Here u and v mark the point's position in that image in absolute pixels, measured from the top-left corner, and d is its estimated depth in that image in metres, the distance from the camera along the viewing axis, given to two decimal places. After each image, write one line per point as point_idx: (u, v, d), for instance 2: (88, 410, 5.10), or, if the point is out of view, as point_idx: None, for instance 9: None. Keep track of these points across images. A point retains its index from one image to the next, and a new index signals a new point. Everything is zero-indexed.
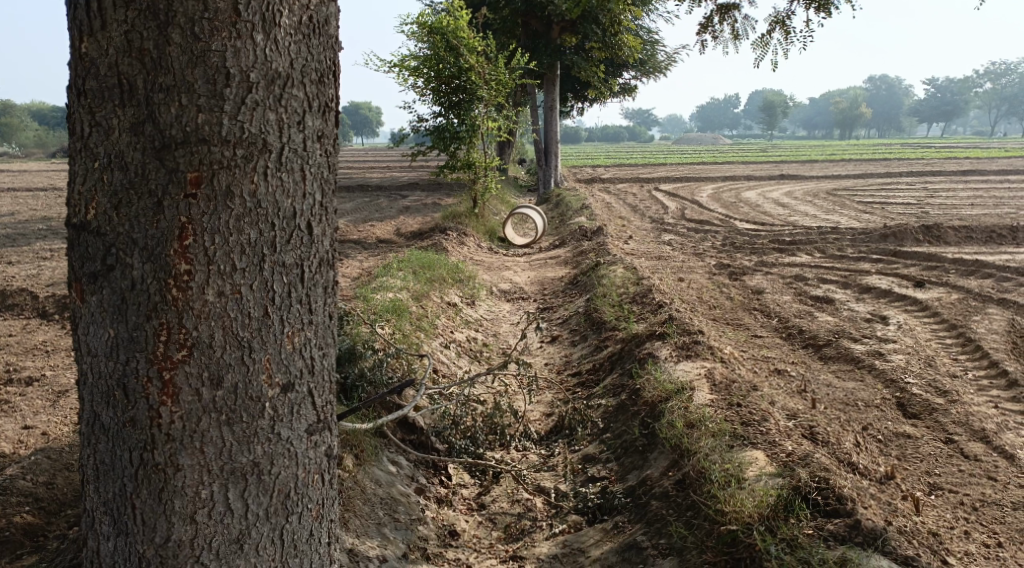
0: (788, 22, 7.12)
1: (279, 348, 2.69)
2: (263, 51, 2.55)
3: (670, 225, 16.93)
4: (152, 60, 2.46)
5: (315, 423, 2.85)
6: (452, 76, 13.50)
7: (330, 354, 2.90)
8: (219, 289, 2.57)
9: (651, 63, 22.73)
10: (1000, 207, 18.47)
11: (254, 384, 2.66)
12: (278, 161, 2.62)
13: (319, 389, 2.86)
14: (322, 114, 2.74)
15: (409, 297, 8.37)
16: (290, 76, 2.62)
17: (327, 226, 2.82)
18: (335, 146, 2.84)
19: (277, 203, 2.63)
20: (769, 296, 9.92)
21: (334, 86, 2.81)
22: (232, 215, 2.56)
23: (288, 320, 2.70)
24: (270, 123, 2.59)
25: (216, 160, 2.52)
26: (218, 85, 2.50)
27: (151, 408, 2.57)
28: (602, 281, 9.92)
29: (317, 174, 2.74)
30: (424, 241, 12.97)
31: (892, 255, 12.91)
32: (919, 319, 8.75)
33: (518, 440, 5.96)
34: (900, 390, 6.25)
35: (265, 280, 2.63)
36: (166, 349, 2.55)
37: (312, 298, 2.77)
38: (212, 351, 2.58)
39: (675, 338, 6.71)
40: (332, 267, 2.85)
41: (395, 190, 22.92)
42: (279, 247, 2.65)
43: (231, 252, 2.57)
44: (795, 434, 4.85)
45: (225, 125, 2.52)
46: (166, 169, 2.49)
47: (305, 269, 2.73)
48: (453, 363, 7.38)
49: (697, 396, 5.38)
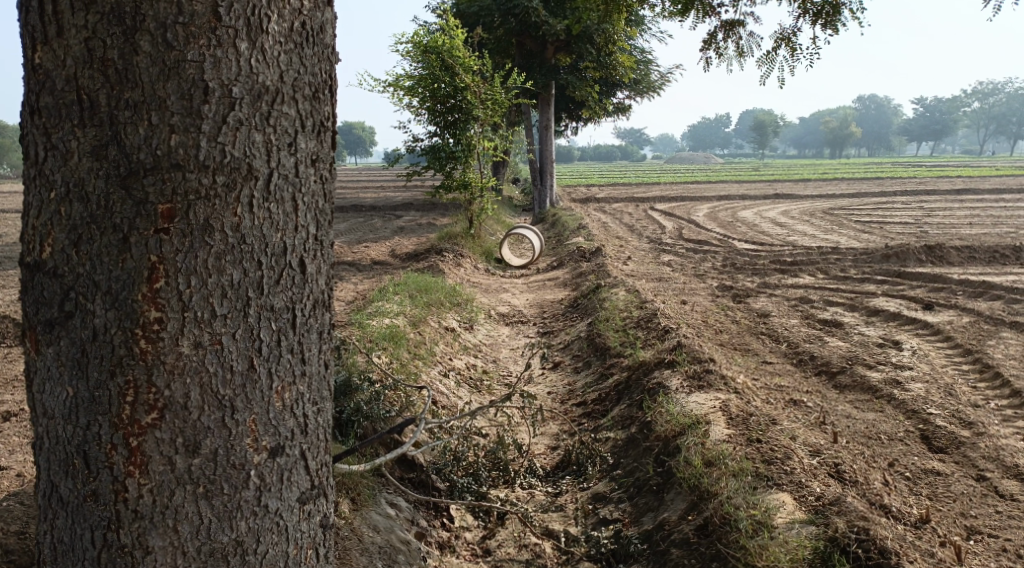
0: (795, 40, 6.90)
1: (266, 407, 2.39)
2: (248, 62, 2.26)
3: (669, 245, 16.70)
4: (117, 72, 2.16)
5: (308, 490, 2.57)
6: (448, 95, 13.27)
7: (325, 410, 2.62)
8: (195, 340, 2.26)
9: (646, 82, 22.56)
10: (1000, 227, 18.27)
11: (237, 447, 2.35)
12: (265, 189, 2.33)
13: (312, 449, 2.56)
14: (317, 135, 2.45)
15: (406, 322, 8.07)
16: (280, 91, 2.33)
17: (322, 263, 2.53)
18: (332, 170, 2.56)
19: (264, 237, 2.33)
20: (776, 320, 9.64)
21: (330, 103, 2.52)
22: (210, 253, 2.26)
23: (277, 373, 2.41)
24: (256, 145, 2.30)
25: (192, 188, 2.23)
26: (195, 101, 2.21)
27: (115, 480, 2.27)
28: (604, 304, 9.63)
29: (310, 203, 2.45)
30: (419, 263, 12.67)
31: (897, 276, 12.66)
32: (933, 344, 8.47)
33: (522, 477, 5.64)
34: (922, 422, 5.95)
35: (250, 328, 2.33)
36: (133, 412, 2.25)
37: (305, 346, 2.48)
38: (187, 413, 2.28)
39: (685, 366, 6.40)
40: (327, 309, 2.57)
41: (390, 210, 22.68)
42: (267, 288, 2.35)
43: (210, 296, 2.27)
44: (820, 473, 4.57)
45: (203, 148, 2.23)
46: (133, 201, 2.19)
47: (296, 313, 2.43)
48: (453, 393, 7.04)
49: (713, 430, 5.07)
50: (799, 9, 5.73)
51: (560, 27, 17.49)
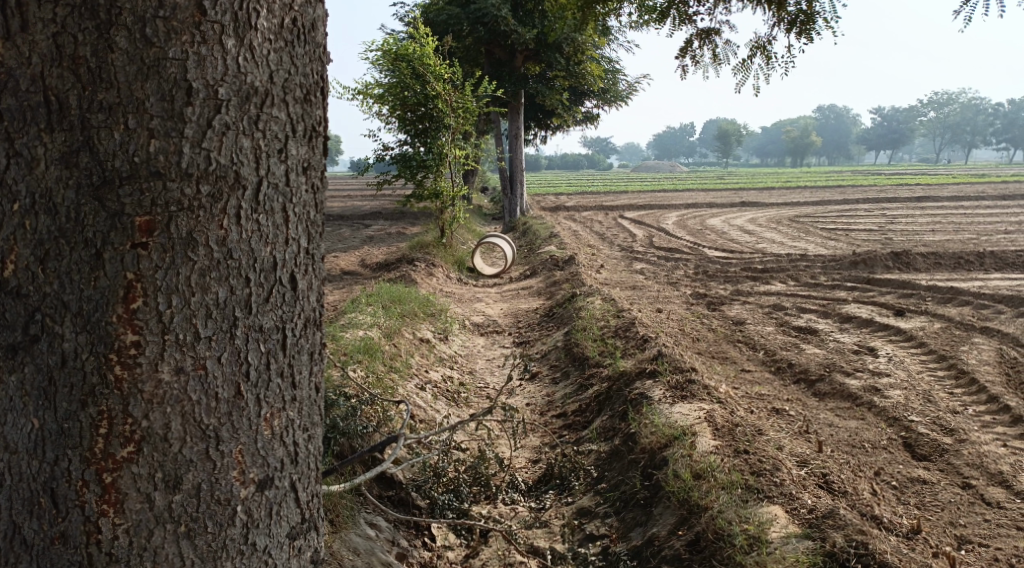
0: (770, 49, 6.90)
1: (254, 436, 2.28)
2: (235, 60, 2.15)
3: (640, 253, 16.70)
4: (90, 71, 2.03)
5: (298, 525, 2.46)
6: (417, 103, 13.14)
7: (316, 436, 2.51)
8: (177, 365, 2.14)
9: (613, 91, 22.61)
10: (962, 233, 18.50)
11: (223, 478, 2.23)
12: (253, 200, 2.22)
13: (303, 480, 2.45)
14: (308, 140, 2.35)
15: (380, 334, 7.93)
16: (269, 92, 2.23)
17: (314, 278, 2.43)
18: (323, 178, 2.46)
19: (253, 251, 2.23)
20: (752, 327, 9.61)
21: (322, 106, 2.42)
22: (193, 269, 2.14)
23: (266, 399, 2.30)
24: (244, 151, 2.20)
25: (173, 200, 2.11)
26: (177, 103, 2.09)
27: (87, 520, 2.12)
28: (580, 313, 9.55)
29: (301, 215, 2.35)
30: (391, 273, 12.50)
31: (866, 283, 12.74)
32: (907, 351, 8.49)
33: (505, 492, 5.53)
34: (905, 429, 5.92)
35: (238, 350, 2.22)
36: (109, 445, 2.11)
37: (296, 369, 2.38)
38: (167, 446, 2.15)
39: (667, 376, 6.34)
40: (319, 328, 2.47)
41: (358, 219, 22.47)
42: (255, 307, 2.25)
43: (194, 316, 2.15)
44: (809, 484, 4.55)
45: (185, 154, 2.11)
46: (107, 214, 2.06)
47: (287, 333, 2.33)
48: (430, 407, 6.91)
49: (700, 441, 5.02)
50: (774, 17, 5.73)
51: (529, 36, 17.46)
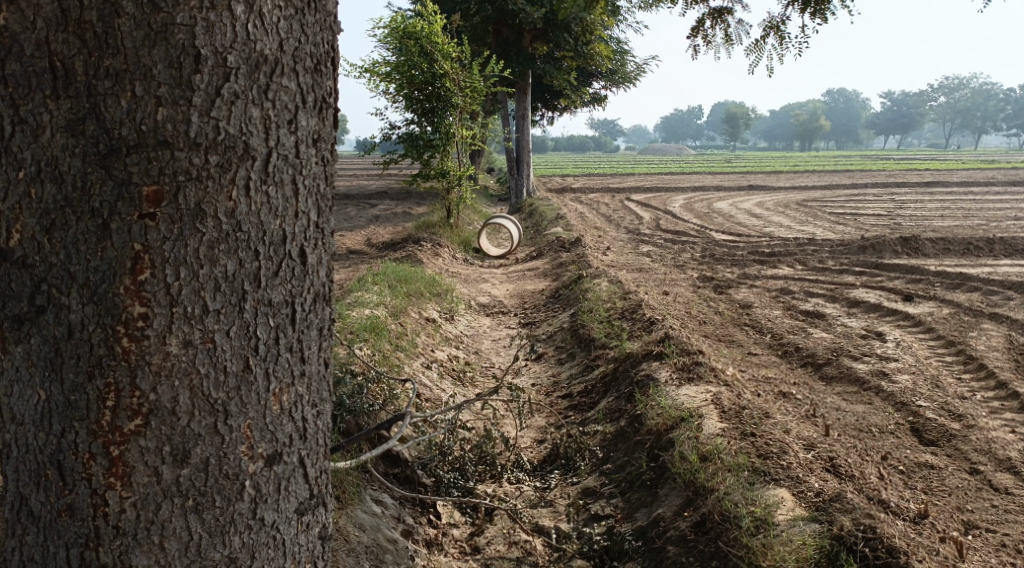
0: (782, 30, 6.83)
1: (262, 411, 2.26)
2: (244, 27, 2.11)
3: (647, 235, 16.65)
4: (96, 36, 1.99)
5: (307, 501, 2.45)
6: (425, 82, 13.05)
7: (324, 412, 2.50)
8: (185, 339, 2.12)
9: (622, 73, 22.46)
10: (971, 219, 18.39)
11: (231, 453, 2.21)
12: (263, 170, 2.19)
13: (311, 456, 2.44)
14: (318, 111, 2.32)
15: (387, 313, 7.92)
16: (279, 61, 2.19)
17: (324, 253, 2.41)
18: (333, 152, 2.43)
19: (262, 224, 2.20)
20: (758, 311, 9.58)
21: (332, 77, 2.39)
22: (201, 241, 2.11)
23: (275, 374, 2.28)
24: (253, 121, 2.16)
25: (181, 169, 2.07)
26: (185, 70, 2.05)
27: (94, 493, 2.11)
28: (587, 294, 9.53)
29: (311, 187, 2.32)
30: (397, 252, 12.49)
31: (874, 268, 12.67)
32: (915, 336, 8.45)
33: (510, 471, 5.54)
34: (912, 414, 5.90)
35: (246, 325, 2.20)
36: (115, 419, 2.09)
37: (305, 344, 2.36)
38: (175, 419, 2.13)
39: (674, 358, 6.32)
40: (329, 303, 2.44)
41: (364, 198, 22.45)
42: (265, 280, 2.22)
43: (202, 289, 2.12)
44: (817, 467, 4.54)
45: (194, 122, 2.07)
46: (114, 182, 2.03)
47: (296, 308, 2.30)
48: (436, 386, 6.91)
49: (707, 423, 4.99)
50: None
51: (537, 16, 17.35)
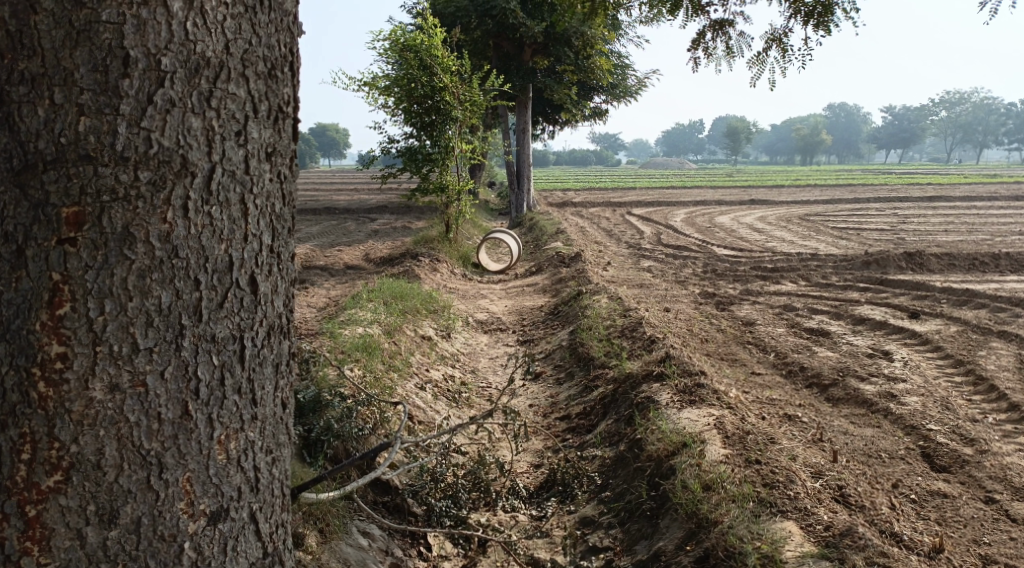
0: (785, 42, 6.66)
1: (204, 463, 2.33)
2: (182, 26, 2.21)
3: (648, 250, 16.44)
4: (11, 35, 2.10)
5: (260, 558, 2.53)
6: (424, 95, 12.87)
7: (281, 460, 2.58)
8: (112, 383, 2.18)
9: (622, 87, 22.32)
10: (976, 234, 18.19)
11: (167, 494, 2.27)
12: (204, 188, 2.28)
13: (264, 510, 2.52)
14: (272, 122, 2.43)
15: (381, 331, 7.72)
16: (224, 64, 2.29)
17: (279, 280, 2.50)
18: (290, 164, 2.54)
19: (203, 249, 2.28)
20: (762, 329, 9.37)
21: (289, 82, 2.51)
22: (129, 271, 2.18)
23: (221, 420, 2.36)
24: (193, 131, 2.25)
25: (106, 188, 2.16)
26: (112, 75, 2.14)
27: (9, 557, 2.15)
28: (586, 311, 9.32)
29: (264, 207, 2.43)
30: (395, 268, 12.29)
31: (879, 284, 12.46)
32: (923, 355, 8.23)
33: (505, 499, 5.31)
34: (923, 438, 5.68)
35: (185, 363, 2.27)
36: (33, 474, 2.14)
37: (257, 384, 2.45)
38: (101, 474, 2.19)
39: (675, 379, 6.11)
40: (283, 338, 2.54)
41: (364, 213, 22.24)
42: (207, 315, 2.30)
43: (129, 326, 2.19)
44: (825, 497, 4.32)
45: (121, 134, 2.16)
46: (31, 203, 2.13)
47: (244, 343, 2.40)
48: (430, 408, 6.69)
49: (709, 450, 4.78)
50: (791, 7, 5.46)
51: (538, 30, 17.22)
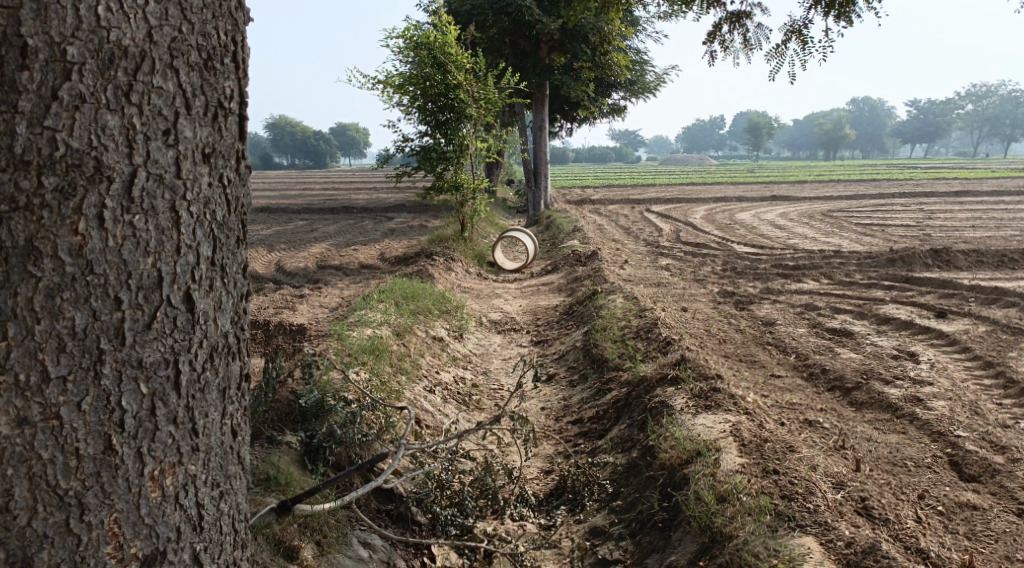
0: (805, 34, 6.42)
1: (134, 501, 2.45)
2: (93, 13, 2.30)
3: (666, 248, 16.18)
4: None
5: None
6: (439, 93, 12.67)
7: (227, 497, 2.75)
8: (20, 417, 2.29)
9: (641, 83, 22.03)
10: (1003, 230, 17.79)
11: (92, 528, 2.39)
12: (125, 193, 2.38)
13: (210, 549, 2.67)
14: (210, 120, 2.56)
15: (390, 333, 7.54)
16: (146, 51, 2.39)
17: (216, 296, 2.63)
18: (227, 157, 2.66)
19: (126, 263, 2.39)
20: (782, 329, 9.12)
21: (227, 76, 2.62)
22: (38, 288, 2.30)
23: (154, 455, 2.48)
24: (112, 133, 2.35)
25: (4, 198, 2.27)
26: (11, 67, 2.24)
27: None
28: (601, 312, 9.10)
29: (198, 216, 2.54)
30: (408, 267, 12.13)
31: (904, 282, 12.15)
32: (950, 356, 7.96)
33: (513, 507, 5.11)
34: (950, 445, 5.43)
35: (109, 390, 2.38)
36: None
37: (196, 414, 2.59)
38: (12, 520, 2.30)
39: (690, 384, 5.88)
40: (226, 364, 2.68)
41: (381, 212, 22.08)
42: (134, 336, 2.42)
43: (41, 355, 2.30)
44: (847, 510, 4.10)
45: (20, 135, 2.27)
46: None
47: (179, 366, 2.52)
48: (439, 411, 6.52)
49: (724, 458, 4.57)
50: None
51: (554, 26, 16.97)
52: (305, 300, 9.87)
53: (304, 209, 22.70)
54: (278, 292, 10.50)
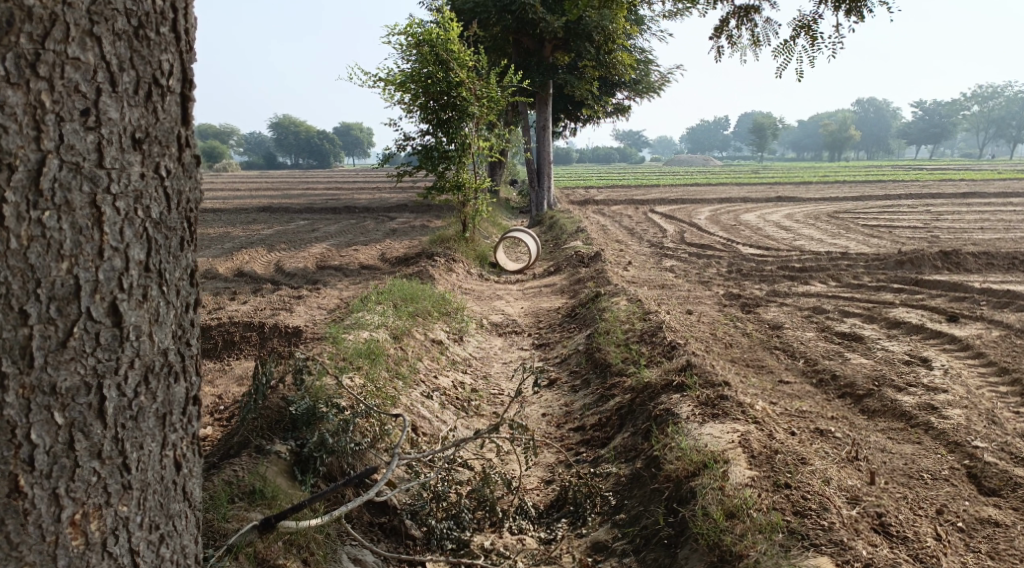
0: (816, 30, 6.19)
1: (48, 548, 2.40)
2: None
3: (671, 249, 15.95)
4: None
5: None
6: (441, 91, 12.45)
7: (170, 542, 2.70)
8: None
9: (645, 83, 21.80)
10: (1011, 231, 17.58)
11: None
12: (33, 185, 2.32)
13: None
14: (142, 100, 2.49)
15: (388, 337, 7.33)
16: (54, 12, 2.31)
17: (150, 310, 2.56)
18: (162, 150, 2.58)
19: (34, 267, 2.33)
20: (790, 333, 8.90)
21: (160, 48, 2.53)
22: None
23: (74, 497, 2.44)
24: (19, 115, 2.29)
25: None
26: None
27: None
28: (604, 314, 8.89)
29: (127, 216, 2.48)
30: (409, 268, 11.93)
31: (913, 284, 11.92)
32: (964, 362, 7.74)
33: (512, 519, 4.89)
34: (968, 456, 5.21)
35: (17, 409, 2.33)
36: None
37: (125, 441, 2.52)
38: None
39: (696, 391, 5.67)
40: (162, 385, 2.61)
41: (384, 212, 21.90)
42: (46, 356, 2.36)
43: None
44: (863, 528, 3.90)
45: None
46: None
47: (102, 385, 2.45)
48: (437, 418, 6.31)
49: (733, 471, 4.36)
50: None
51: (557, 25, 16.70)
52: (302, 302, 9.65)
53: (305, 209, 22.50)
54: (275, 293, 10.30)
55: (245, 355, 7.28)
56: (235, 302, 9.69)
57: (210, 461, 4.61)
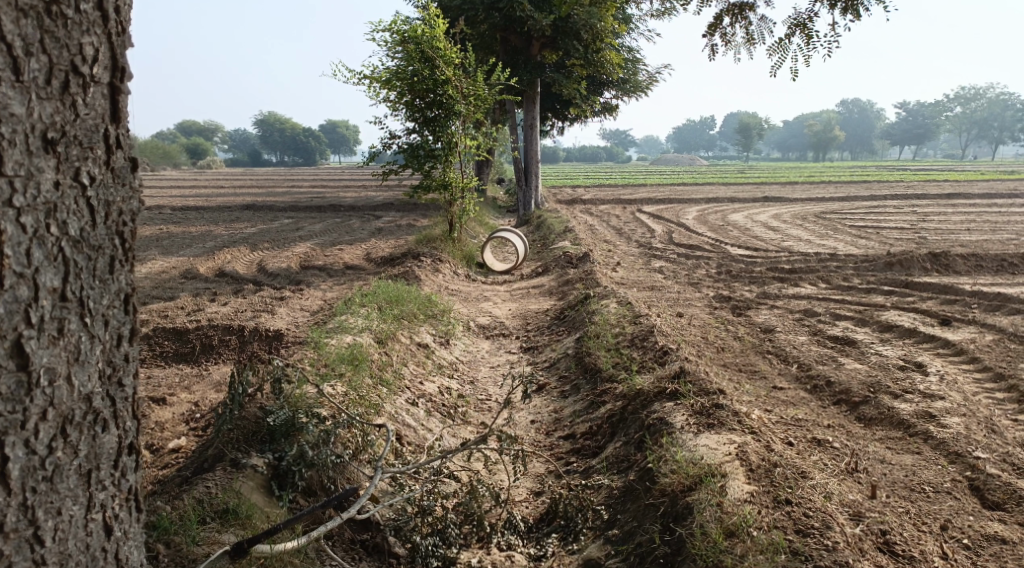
0: (813, 27, 6.01)
1: None
2: None
3: (659, 250, 15.79)
4: None
5: None
6: (427, 89, 12.22)
7: None
8: None
9: (633, 82, 21.63)
10: (999, 233, 17.54)
11: None
12: None
13: None
14: (61, 91, 2.60)
15: (372, 341, 7.11)
16: None
17: (66, 356, 2.66)
18: (82, 183, 2.68)
19: None
20: (783, 337, 8.74)
21: (76, 29, 2.63)
22: None
23: None
24: None
25: None
26: None
27: None
28: (594, 317, 8.70)
29: (45, 258, 2.58)
30: (394, 268, 11.71)
31: (903, 287, 11.80)
32: (959, 368, 7.60)
33: (501, 535, 4.71)
34: (970, 468, 5.06)
35: None
36: None
37: (40, 498, 2.62)
38: None
39: (691, 399, 5.49)
40: (79, 432, 2.71)
41: (369, 210, 21.63)
42: None
43: None
44: (868, 548, 3.80)
45: None
46: None
47: (10, 438, 2.53)
48: (422, 426, 6.11)
49: (731, 485, 4.20)
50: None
51: (546, 23, 16.47)
52: (284, 304, 9.41)
53: (289, 207, 22.19)
54: (257, 294, 10.05)
55: (223, 360, 7.05)
56: (215, 303, 9.43)
57: (184, 475, 4.40)
